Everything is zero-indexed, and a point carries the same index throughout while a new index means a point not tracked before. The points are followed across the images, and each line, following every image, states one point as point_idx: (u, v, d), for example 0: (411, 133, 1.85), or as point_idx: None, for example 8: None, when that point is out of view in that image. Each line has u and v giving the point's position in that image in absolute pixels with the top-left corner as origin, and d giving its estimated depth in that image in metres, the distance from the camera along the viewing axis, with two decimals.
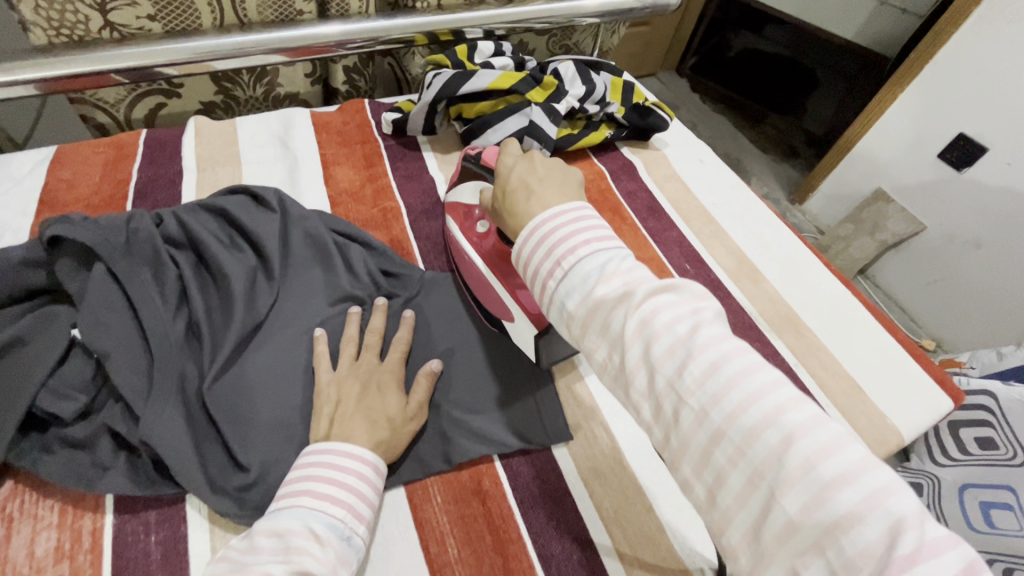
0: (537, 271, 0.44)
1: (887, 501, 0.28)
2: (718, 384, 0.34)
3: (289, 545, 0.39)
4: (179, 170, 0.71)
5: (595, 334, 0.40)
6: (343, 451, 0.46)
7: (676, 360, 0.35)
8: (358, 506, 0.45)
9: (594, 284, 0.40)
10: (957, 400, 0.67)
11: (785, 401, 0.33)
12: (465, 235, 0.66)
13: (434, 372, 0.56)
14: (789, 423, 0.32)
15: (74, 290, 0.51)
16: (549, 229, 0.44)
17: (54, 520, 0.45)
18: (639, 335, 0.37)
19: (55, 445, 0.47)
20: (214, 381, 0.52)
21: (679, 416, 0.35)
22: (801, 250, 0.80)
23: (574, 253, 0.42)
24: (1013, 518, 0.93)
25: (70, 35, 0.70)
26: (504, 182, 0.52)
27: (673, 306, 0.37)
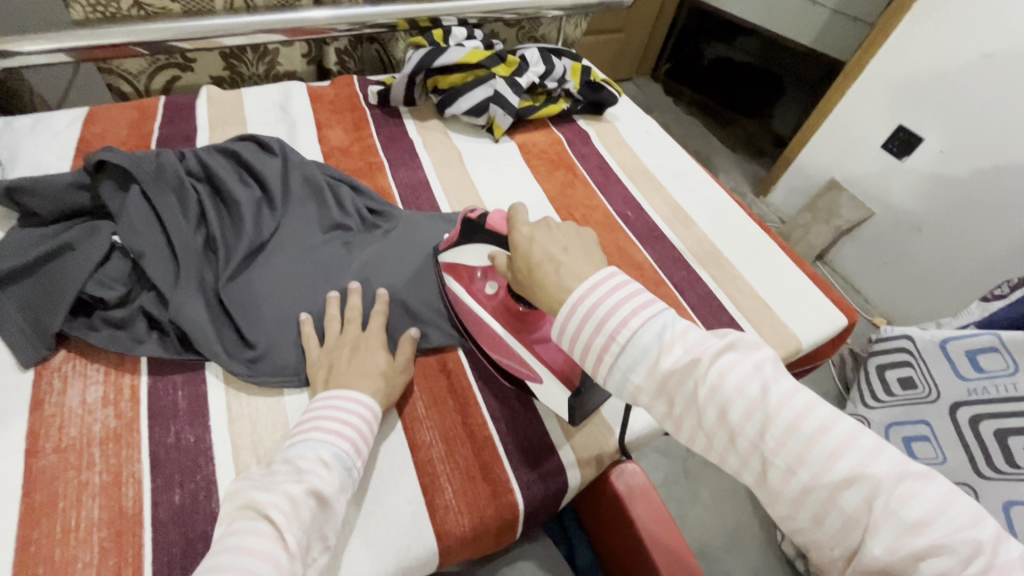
0: (589, 345, 0.48)
1: (964, 532, 0.34)
2: (795, 441, 0.39)
3: (301, 467, 0.46)
4: (194, 128, 0.83)
5: (674, 403, 0.45)
6: (347, 397, 0.53)
7: (755, 425, 0.41)
8: (358, 444, 0.51)
9: (657, 355, 0.45)
10: (851, 317, 0.80)
11: (860, 451, 0.38)
12: (475, 298, 0.65)
13: (413, 337, 0.64)
14: (869, 472, 0.37)
15: (114, 207, 0.63)
16: (593, 303, 0.48)
17: (101, 378, 0.56)
18: (715, 401, 0.42)
19: (99, 324, 0.58)
20: (228, 281, 0.64)
21: (766, 472, 0.41)
22: (730, 204, 0.93)
23: (627, 326, 0.46)
24: (930, 448, 1.08)
25: (104, 12, 0.82)
26: (525, 253, 0.54)
27: (740, 367, 0.42)
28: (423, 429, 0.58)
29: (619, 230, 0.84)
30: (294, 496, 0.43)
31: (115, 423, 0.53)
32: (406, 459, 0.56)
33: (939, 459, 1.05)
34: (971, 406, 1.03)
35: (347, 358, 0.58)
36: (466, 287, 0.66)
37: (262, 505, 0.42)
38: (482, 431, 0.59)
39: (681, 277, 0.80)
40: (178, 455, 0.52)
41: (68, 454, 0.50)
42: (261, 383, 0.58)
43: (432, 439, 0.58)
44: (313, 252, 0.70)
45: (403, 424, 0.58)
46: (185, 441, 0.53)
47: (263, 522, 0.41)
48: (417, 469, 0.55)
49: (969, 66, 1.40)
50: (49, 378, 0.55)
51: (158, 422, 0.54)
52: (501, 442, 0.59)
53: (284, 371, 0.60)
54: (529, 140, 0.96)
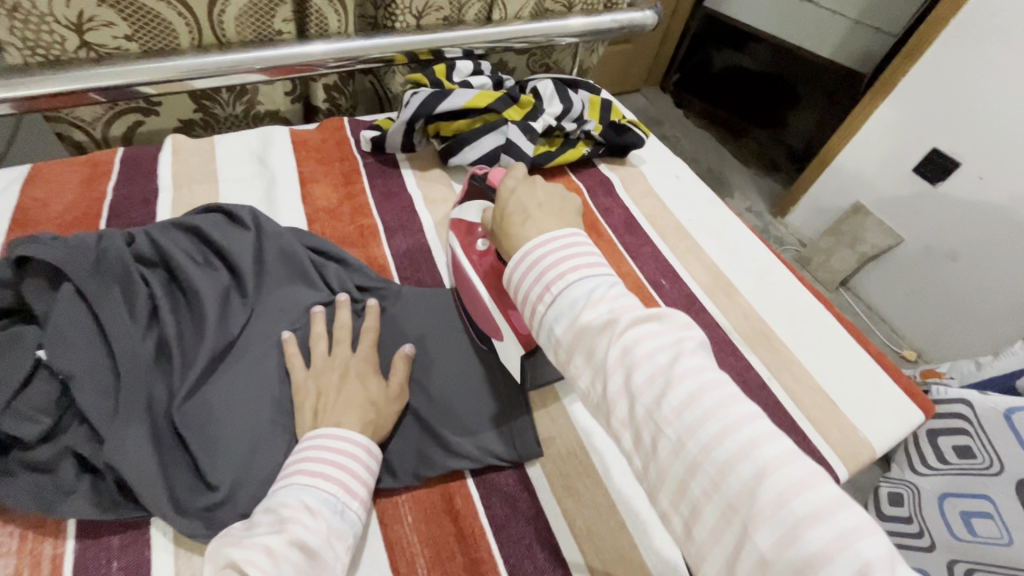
0: (528, 294, 0.46)
1: (855, 541, 0.29)
2: (694, 415, 0.35)
3: (282, 516, 0.42)
4: (155, 189, 0.71)
5: (581, 360, 0.41)
6: (331, 434, 0.49)
7: (656, 390, 0.37)
8: (350, 484, 0.47)
9: (581, 310, 0.42)
10: (928, 413, 0.68)
11: (760, 434, 0.34)
12: (465, 252, 0.67)
13: (408, 356, 0.59)
14: (762, 456, 0.33)
15: (41, 311, 0.50)
16: (541, 255, 0.46)
17: (13, 547, 0.44)
18: (622, 363, 0.38)
19: (16, 469, 0.46)
20: (184, 401, 0.51)
21: (658, 445, 0.36)
22: (775, 265, 0.81)
23: (563, 280, 0.44)
24: (994, 526, 0.96)
25: (46, 55, 0.69)
26: (503, 203, 0.55)
27: (656, 335, 0.39)
28: None
29: (652, 303, 0.72)
30: (274, 551, 0.39)
31: None
32: None
33: (1004, 540, 0.93)
34: None
35: (336, 388, 0.54)
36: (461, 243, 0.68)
37: (238, 563, 0.37)
38: None
39: (729, 365, 0.68)
40: None
41: None
42: None
43: None
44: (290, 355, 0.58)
45: None
46: None
47: None
48: None
49: (1012, 87, 1.28)
50: None
51: None
52: None
53: None
54: None
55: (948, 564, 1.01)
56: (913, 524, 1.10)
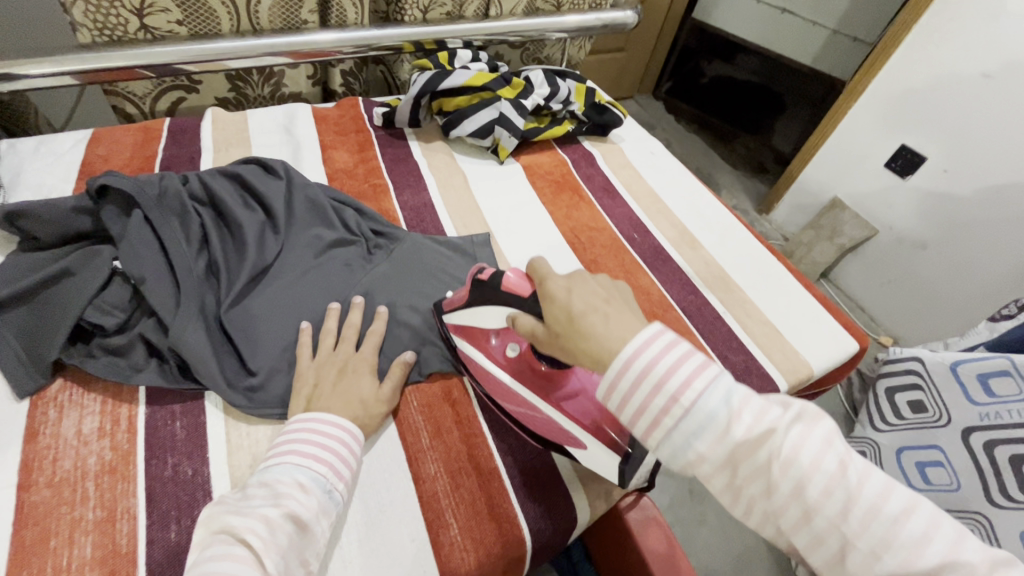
0: (645, 407, 0.41)
1: None
2: (879, 522, 0.37)
3: (278, 491, 0.44)
4: (198, 150, 0.83)
5: (734, 474, 0.40)
6: (323, 420, 0.51)
7: (837, 503, 0.37)
8: (339, 466, 0.49)
9: (728, 424, 0.39)
10: (862, 343, 0.79)
11: (935, 530, 0.37)
12: (491, 359, 0.61)
13: (406, 362, 0.62)
14: (952, 557, 0.36)
15: (116, 231, 0.62)
16: (653, 363, 0.41)
17: (98, 408, 0.54)
18: (791, 477, 0.38)
19: (98, 351, 0.57)
20: (230, 307, 0.62)
21: (844, 553, 0.38)
22: (736, 227, 0.92)
23: (693, 390, 0.40)
24: (944, 473, 1.05)
25: (110, 35, 0.81)
26: (565, 306, 0.46)
27: (814, 439, 0.39)
28: (427, 462, 0.57)
29: (625, 252, 0.83)
30: (271, 521, 0.41)
31: (110, 456, 0.51)
32: (408, 492, 0.54)
33: (954, 486, 1.02)
34: (984, 430, 1.00)
35: (333, 382, 0.57)
36: (483, 352, 0.62)
37: (237, 529, 0.40)
38: (488, 463, 0.58)
39: (689, 301, 0.78)
40: (175, 490, 0.50)
41: (61, 489, 0.49)
42: (262, 414, 0.57)
43: (436, 472, 0.56)
44: (316, 276, 0.69)
45: (407, 457, 0.57)
46: (182, 475, 0.51)
47: (240, 547, 0.39)
48: (420, 501, 0.54)
49: (970, 87, 1.39)
50: (45, 409, 0.54)
51: (154, 454, 0.52)
52: (507, 474, 0.57)
53: (284, 401, 0.58)
54: (534, 161, 0.96)
55: None
56: None
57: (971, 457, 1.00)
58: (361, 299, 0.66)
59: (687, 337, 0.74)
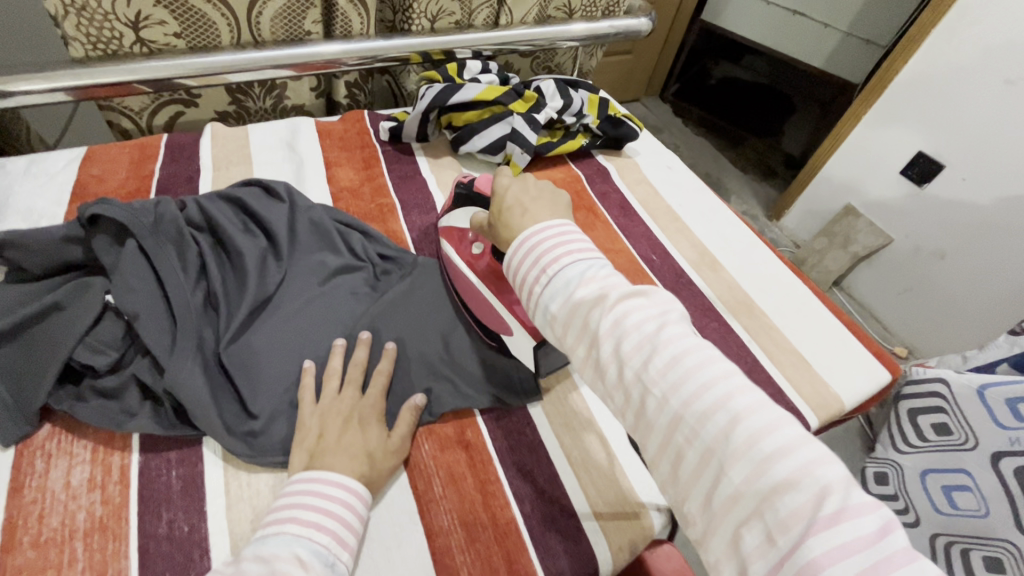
0: (525, 279, 0.49)
1: (815, 470, 0.32)
2: (676, 375, 0.38)
3: (274, 569, 0.40)
4: (197, 169, 0.79)
5: (576, 334, 0.44)
6: (325, 481, 0.48)
7: (644, 358, 0.39)
8: (342, 533, 0.46)
9: (575, 288, 0.45)
10: (894, 373, 0.75)
11: (735, 387, 0.37)
12: (460, 255, 0.69)
13: (417, 406, 0.58)
14: (733, 405, 0.36)
15: (108, 262, 0.58)
16: (537, 242, 0.49)
17: (88, 457, 0.51)
18: (613, 333, 0.41)
19: (89, 394, 0.53)
20: (229, 343, 0.59)
21: (645, 404, 0.39)
22: (757, 246, 0.88)
23: (558, 264, 0.47)
24: (972, 498, 1.01)
25: (104, 49, 0.77)
26: (500, 198, 0.58)
27: (645, 307, 0.42)
28: (440, 513, 0.53)
29: (643, 275, 0.79)
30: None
31: (101, 511, 0.48)
32: (421, 549, 0.51)
33: (982, 512, 0.97)
34: (1014, 457, 0.95)
35: (338, 432, 0.53)
36: (455, 247, 0.71)
37: None
38: (504, 513, 0.54)
39: (712, 328, 0.74)
40: (169, 549, 0.47)
41: (47, 550, 0.45)
42: (263, 462, 0.53)
43: (449, 524, 0.52)
44: (321, 306, 0.65)
45: (418, 508, 0.53)
46: (178, 532, 0.48)
47: None
48: (433, 560, 0.50)
49: (992, 94, 1.35)
50: (30, 458, 0.50)
51: (148, 509, 0.49)
52: (524, 526, 0.53)
53: (287, 448, 0.54)
54: (547, 177, 0.92)
55: (931, 536, 1.06)
56: (899, 501, 1.15)
57: (1000, 484, 0.96)
58: (368, 333, 0.62)
59: None
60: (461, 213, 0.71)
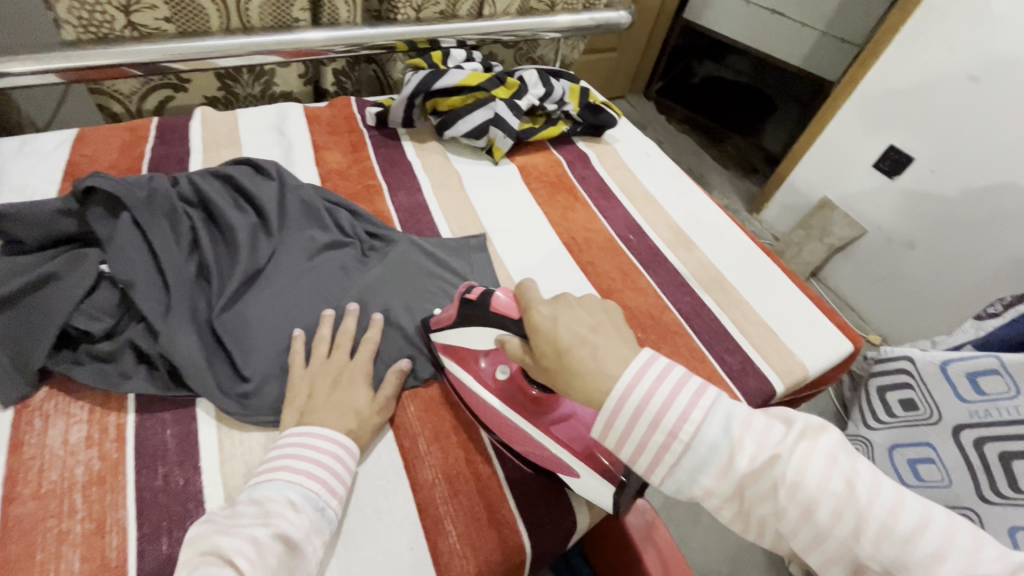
0: (646, 444, 0.43)
1: None
2: (893, 539, 0.38)
3: (268, 510, 0.44)
4: (187, 151, 0.81)
5: (745, 501, 0.42)
6: (316, 435, 0.50)
7: (848, 525, 0.39)
8: (331, 482, 0.49)
9: (730, 454, 0.41)
10: (856, 343, 0.79)
11: (938, 533, 0.38)
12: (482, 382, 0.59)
13: (403, 371, 0.61)
14: (953, 558, 0.37)
15: (103, 234, 0.60)
16: (648, 401, 0.43)
17: (85, 416, 0.53)
18: (798, 502, 0.40)
19: (85, 358, 0.55)
20: (222, 311, 0.61)
21: (856, 565, 0.39)
22: (730, 228, 0.92)
23: (695, 427, 0.42)
24: (936, 470, 1.06)
25: (96, 33, 0.79)
26: (552, 339, 0.46)
27: (817, 458, 0.40)
28: (424, 468, 0.56)
29: (620, 254, 0.83)
30: (260, 541, 0.41)
31: (99, 466, 0.50)
32: (406, 500, 0.53)
33: (946, 483, 1.03)
34: (974, 428, 1.00)
35: (327, 393, 0.56)
36: (475, 375, 0.60)
37: (226, 551, 0.39)
38: (486, 468, 0.57)
39: (685, 302, 0.78)
40: (166, 500, 0.49)
41: (47, 501, 0.47)
42: (255, 421, 0.55)
43: (434, 478, 0.55)
44: (312, 280, 0.67)
45: (404, 464, 0.56)
46: (174, 484, 0.50)
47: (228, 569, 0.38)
48: (418, 510, 0.53)
49: (956, 88, 1.41)
50: (29, 418, 0.52)
51: (145, 464, 0.51)
52: (505, 479, 0.57)
53: (278, 408, 0.57)
54: (528, 162, 0.96)
55: None
56: None
57: (961, 455, 1.01)
58: (356, 305, 0.65)
59: (683, 339, 0.74)
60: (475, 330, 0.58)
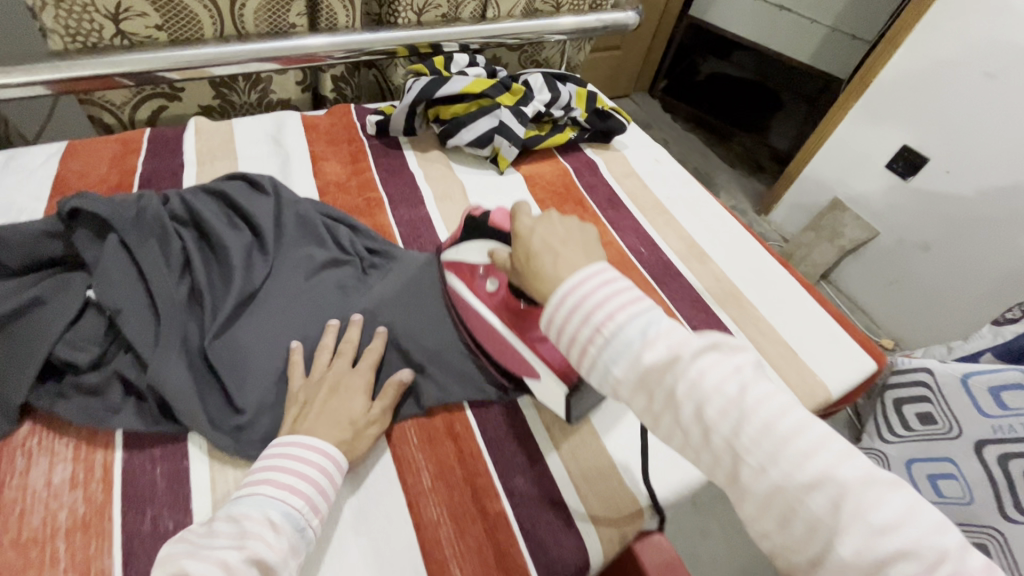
0: (573, 337, 0.42)
1: (937, 542, 0.30)
2: (773, 442, 0.34)
3: (245, 530, 0.41)
4: (181, 164, 0.78)
5: (643, 394, 0.40)
6: (303, 447, 0.48)
7: (732, 423, 0.35)
8: (315, 499, 0.46)
9: (639, 349, 0.39)
10: (880, 362, 0.76)
11: (834, 455, 0.34)
12: (473, 292, 0.63)
13: (402, 382, 0.58)
14: (839, 476, 0.33)
15: (89, 257, 0.57)
16: (583, 295, 0.42)
17: (69, 455, 0.50)
18: (691, 398, 0.37)
19: (71, 391, 0.52)
20: (214, 338, 0.58)
21: (738, 472, 0.36)
22: (745, 238, 0.89)
23: (613, 320, 0.40)
24: (958, 486, 1.01)
25: (84, 42, 0.76)
26: (524, 246, 0.49)
27: (721, 365, 0.37)
28: (428, 506, 0.53)
29: (631, 268, 0.79)
30: (231, 565, 0.38)
31: (84, 509, 0.47)
32: (409, 542, 0.50)
33: (967, 499, 0.98)
34: (998, 444, 0.96)
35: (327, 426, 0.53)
36: (467, 284, 0.64)
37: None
38: (494, 505, 0.54)
39: (700, 319, 0.75)
40: (154, 546, 0.46)
41: (28, 549, 0.44)
42: (249, 456, 0.52)
43: (439, 516, 0.52)
44: (309, 301, 0.64)
45: (408, 501, 0.53)
46: (163, 528, 0.47)
47: None
48: (423, 553, 0.50)
49: (972, 86, 1.37)
50: (11, 456, 0.49)
51: (132, 506, 0.48)
52: (514, 517, 0.53)
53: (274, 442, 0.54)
54: (534, 170, 0.92)
55: None
56: None
57: (984, 472, 0.97)
58: (358, 328, 0.62)
59: None
60: (470, 246, 0.62)
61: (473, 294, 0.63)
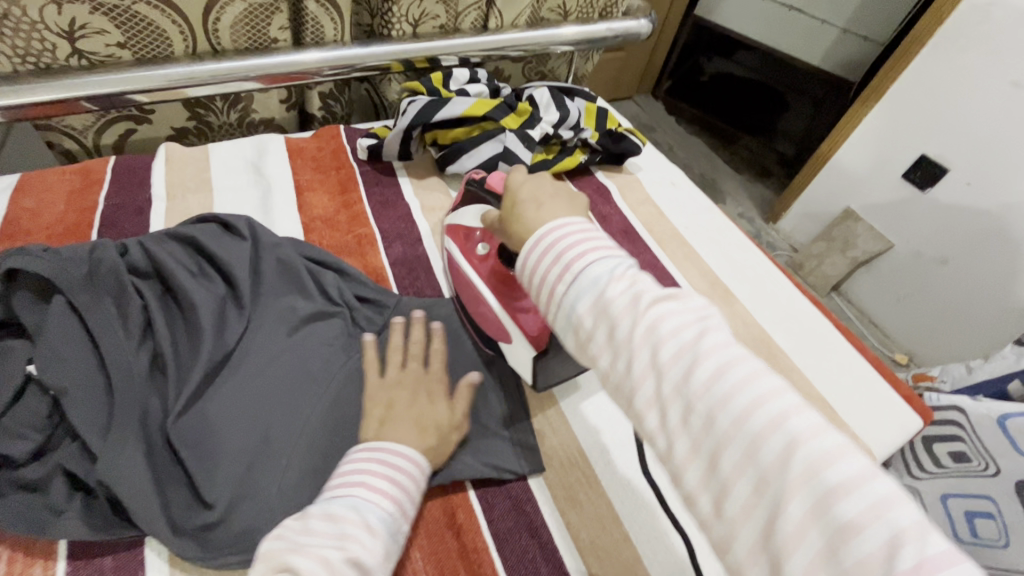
0: (544, 278, 0.43)
1: (885, 510, 0.29)
2: (725, 390, 0.35)
3: (344, 532, 0.40)
4: (149, 199, 0.70)
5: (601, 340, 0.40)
6: (395, 451, 0.47)
7: (686, 368, 0.36)
8: (405, 505, 0.46)
9: (604, 287, 0.40)
10: (926, 419, 0.68)
11: (788, 406, 0.34)
12: (465, 256, 0.65)
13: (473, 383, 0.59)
14: (789, 426, 0.33)
15: (32, 323, 0.49)
16: (556, 236, 0.44)
17: (2, 570, 0.43)
18: (648, 341, 0.38)
19: (6, 488, 0.45)
20: (179, 416, 0.50)
21: (687, 421, 0.36)
22: (771, 274, 0.81)
23: (584, 259, 0.42)
24: (995, 528, 0.88)
25: (36, 63, 0.68)
26: (513, 195, 0.51)
27: (683, 314, 0.38)
28: None
29: None
30: (331, 564, 0.37)
31: None
32: None
33: (1002, 543, 0.85)
34: None
35: None
36: (460, 246, 0.67)
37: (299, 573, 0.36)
38: None
39: None
40: None
41: None
42: (218, 564, 0.45)
43: None
44: (290, 365, 0.56)
45: None
46: None
47: None
48: None
49: (996, 95, 1.28)
50: None
51: None
52: None
53: (246, 544, 0.46)
54: None
55: None
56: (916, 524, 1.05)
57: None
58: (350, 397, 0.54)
59: None
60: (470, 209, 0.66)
61: (463, 255, 0.66)
